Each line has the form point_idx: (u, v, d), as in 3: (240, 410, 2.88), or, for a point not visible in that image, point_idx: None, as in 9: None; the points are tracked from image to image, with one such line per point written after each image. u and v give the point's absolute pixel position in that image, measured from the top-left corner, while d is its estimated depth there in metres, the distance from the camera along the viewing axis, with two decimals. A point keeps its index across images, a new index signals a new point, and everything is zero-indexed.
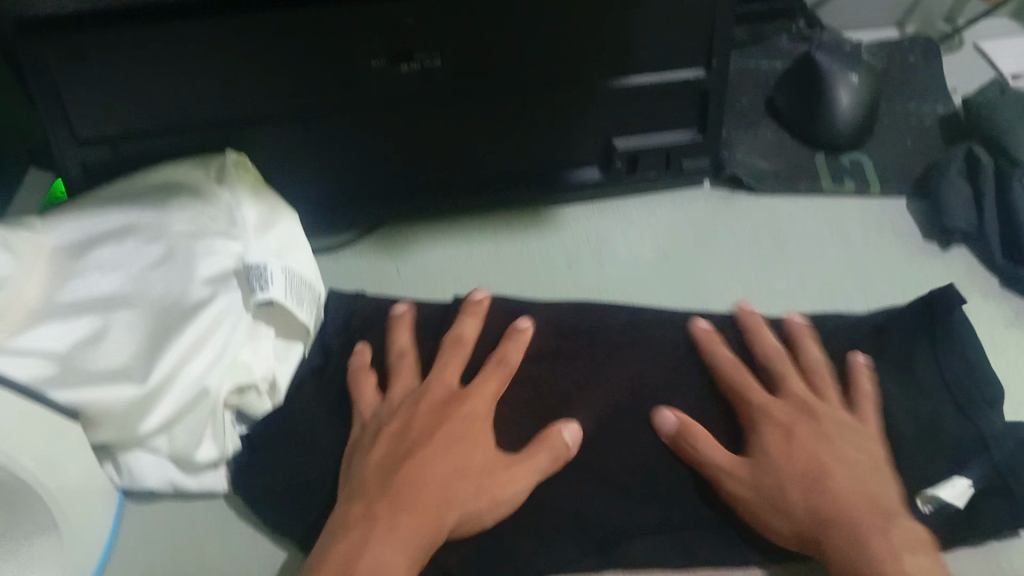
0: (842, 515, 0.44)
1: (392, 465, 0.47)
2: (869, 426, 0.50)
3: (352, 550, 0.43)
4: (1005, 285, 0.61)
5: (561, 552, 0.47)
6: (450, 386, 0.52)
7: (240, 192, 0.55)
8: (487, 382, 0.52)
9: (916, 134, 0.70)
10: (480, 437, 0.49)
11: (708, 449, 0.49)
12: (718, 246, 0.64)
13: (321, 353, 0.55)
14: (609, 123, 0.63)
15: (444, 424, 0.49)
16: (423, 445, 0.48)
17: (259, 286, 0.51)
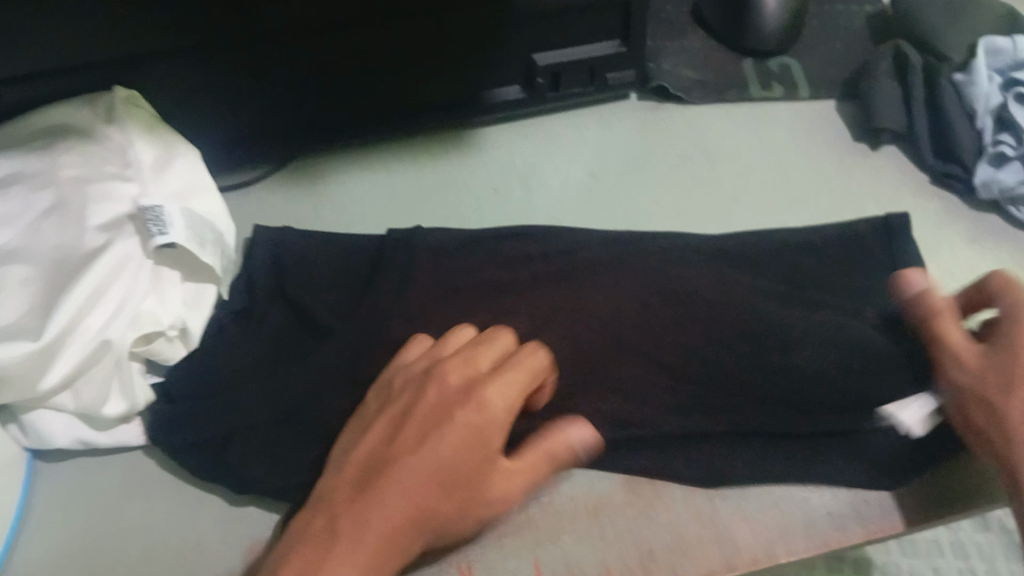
0: None
1: (392, 433, 0.42)
2: None
3: (337, 507, 0.39)
4: (935, 182, 0.61)
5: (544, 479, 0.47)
6: (468, 372, 0.45)
7: (132, 130, 0.51)
8: (509, 377, 0.44)
9: (845, 36, 0.68)
10: (486, 432, 0.42)
11: (954, 346, 0.46)
12: (648, 161, 0.62)
13: (243, 295, 0.53)
14: (527, 38, 0.60)
15: (444, 417, 0.42)
16: (425, 436, 0.42)
17: (156, 229, 0.48)
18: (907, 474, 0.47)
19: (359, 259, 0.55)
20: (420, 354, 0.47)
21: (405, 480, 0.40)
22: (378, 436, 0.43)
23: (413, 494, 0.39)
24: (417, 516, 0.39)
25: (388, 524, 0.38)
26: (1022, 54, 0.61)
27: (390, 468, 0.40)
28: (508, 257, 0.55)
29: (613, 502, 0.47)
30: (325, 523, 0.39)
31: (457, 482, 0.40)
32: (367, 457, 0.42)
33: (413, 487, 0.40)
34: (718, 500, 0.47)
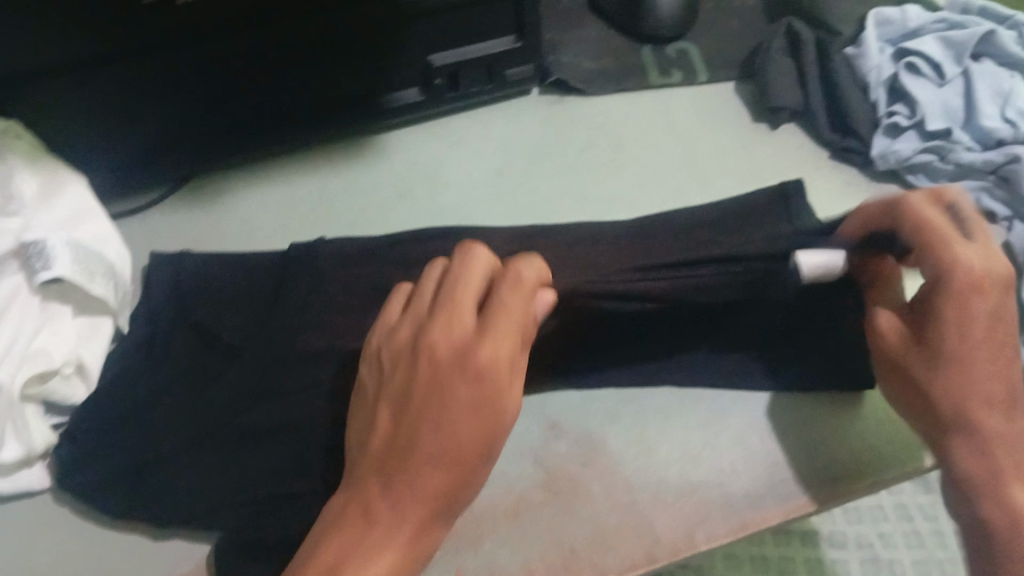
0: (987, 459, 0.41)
1: (399, 411, 0.40)
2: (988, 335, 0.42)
3: (368, 500, 0.39)
4: (834, 156, 0.61)
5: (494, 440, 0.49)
6: (460, 330, 0.40)
7: (13, 159, 0.50)
8: (501, 329, 0.39)
9: (740, 16, 0.69)
10: (484, 401, 0.39)
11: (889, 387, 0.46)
12: (552, 155, 0.62)
13: (144, 323, 0.51)
14: (421, 41, 0.59)
15: (445, 388, 0.39)
16: (427, 414, 0.39)
17: (40, 265, 0.46)
18: (821, 452, 0.49)
19: (262, 277, 0.53)
20: (415, 307, 0.43)
21: (425, 470, 0.38)
22: (385, 418, 0.41)
23: (431, 485, 0.38)
24: (443, 507, 0.39)
25: (412, 525, 0.38)
26: (911, 23, 0.63)
27: (406, 455, 0.39)
28: (415, 263, 0.54)
29: (532, 503, 0.47)
30: (345, 523, 0.38)
31: (468, 462, 0.39)
32: (380, 442, 0.40)
33: (431, 477, 0.38)
34: (636, 491, 0.47)
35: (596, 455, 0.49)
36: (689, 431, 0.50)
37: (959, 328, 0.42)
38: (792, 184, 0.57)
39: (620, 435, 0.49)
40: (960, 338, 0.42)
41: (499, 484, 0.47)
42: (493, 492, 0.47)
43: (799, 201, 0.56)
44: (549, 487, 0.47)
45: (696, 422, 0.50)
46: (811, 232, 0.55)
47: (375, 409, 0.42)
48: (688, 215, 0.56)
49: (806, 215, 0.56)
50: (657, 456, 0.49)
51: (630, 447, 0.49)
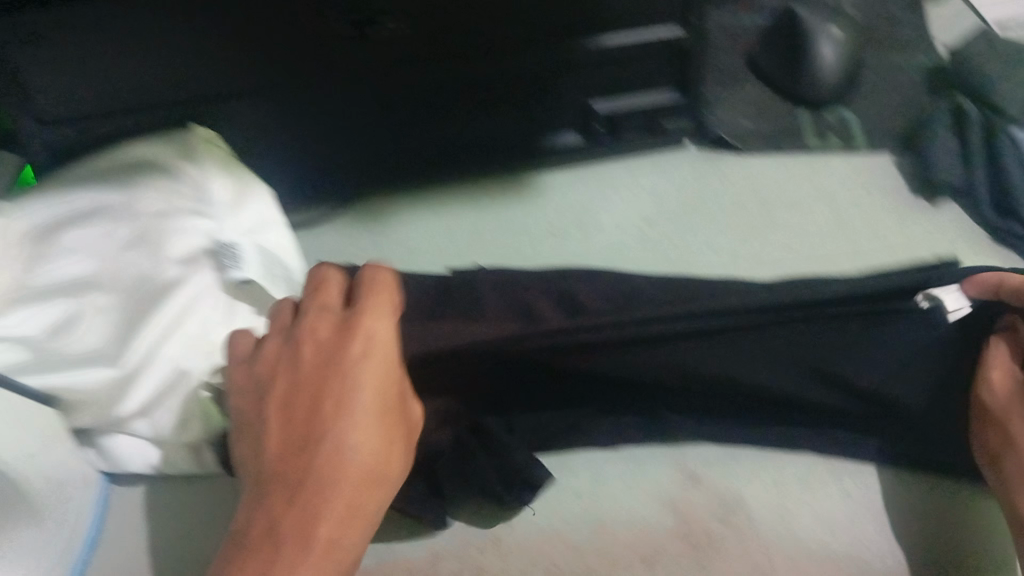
0: None
1: (299, 408, 0.41)
2: None
3: (274, 518, 0.38)
4: (993, 238, 0.61)
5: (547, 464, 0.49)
6: (329, 317, 0.44)
7: (209, 168, 0.54)
8: (381, 317, 0.43)
9: (902, 85, 0.69)
10: (387, 382, 0.42)
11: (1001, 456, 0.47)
12: (704, 209, 0.63)
13: None
14: (590, 87, 0.60)
15: (344, 380, 0.41)
16: (342, 411, 0.41)
17: (231, 264, 0.51)
18: (948, 540, 0.50)
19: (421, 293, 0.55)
20: (276, 320, 0.46)
21: (347, 459, 0.40)
22: (262, 423, 0.42)
23: (355, 472, 0.40)
24: (362, 489, 0.40)
25: (337, 512, 0.39)
26: None
27: (322, 446, 0.40)
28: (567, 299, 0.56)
29: (669, 552, 0.49)
30: (267, 524, 0.38)
31: (387, 440, 0.42)
32: (282, 443, 0.41)
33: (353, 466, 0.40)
34: (762, 545, 0.49)
35: (732, 513, 0.50)
36: (826, 501, 0.51)
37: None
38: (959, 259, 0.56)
39: (757, 495, 0.51)
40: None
41: (633, 526, 0.50)
42: (628, 532, 0.50)
43: None
44: (685, 537, 0.49)
45: (834, 493, 0.51)
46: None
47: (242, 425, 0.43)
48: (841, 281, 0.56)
49: None
50: (792, 521, 0.50)
51: (767, 509, 0.51)
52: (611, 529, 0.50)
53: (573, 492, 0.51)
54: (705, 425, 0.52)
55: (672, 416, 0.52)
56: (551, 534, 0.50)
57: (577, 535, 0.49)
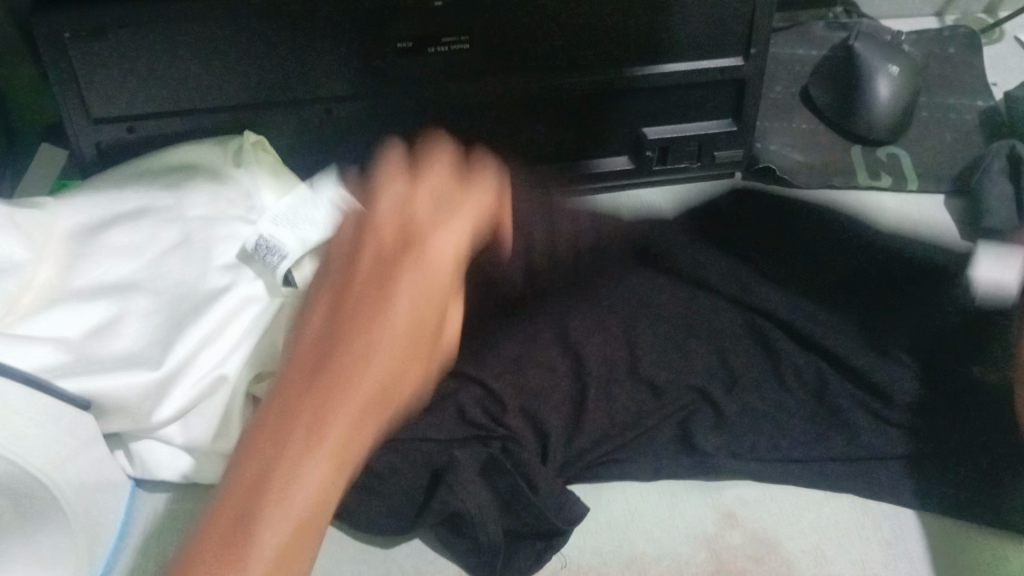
0: None
1: (339, 290, 0.37)
2: None
3: (323, 382, 0.34)
4: None
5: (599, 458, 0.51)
6: (404, 216, 0.39)
7: (259, 174, 0.54)
8: (457, 230, 0.40)
9: (957, 128, 0.68)
10: (455, 273, 0.39)
11: None
12: (750, 242, 0.62)
13: None
14: (641, 111, 0.61)
15: (395, 273, 0.37)
16: (408, 257, 0.38)
17: (274, 258, 0.51)
18: None
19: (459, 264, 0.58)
20: (378, 210, 0.40)
21: (381, 346, 0.35)
22: (344, 244, 0.39)
23: (386, 363, 0.35)
24: (385, 398, 0.35)
25: (356, 423, 0.33)
26: None
27: (365, 324, 0.35)
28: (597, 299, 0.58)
29: None
30: (292, 400, 0.33)
31: (419, 354, 0.36)
32: (326, 322, 0.36)
33: (405, 341, 0.36)
34: None
35: (772, 553, 0.48)
36: (871, 548, 0.48)
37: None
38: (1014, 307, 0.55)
39: (798, 537, 0.48)
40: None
41: (669, 560, 0.47)
42: (662, 567, 0.47)
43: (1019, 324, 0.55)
44: (720, 573, 0.47)
45: (875, 540, 0.48)
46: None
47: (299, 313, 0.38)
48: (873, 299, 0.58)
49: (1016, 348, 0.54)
50: (834, 563, 0.47)
51: (809, 548, 0.48)
52: (644, 563, 0.47)
53: (607, 521, 0.49)
54: (749, 462, 0.51)
55: (710, 448, 0.51)
56: (585, 561, 0.47)
57: (609, 567, 0.47)
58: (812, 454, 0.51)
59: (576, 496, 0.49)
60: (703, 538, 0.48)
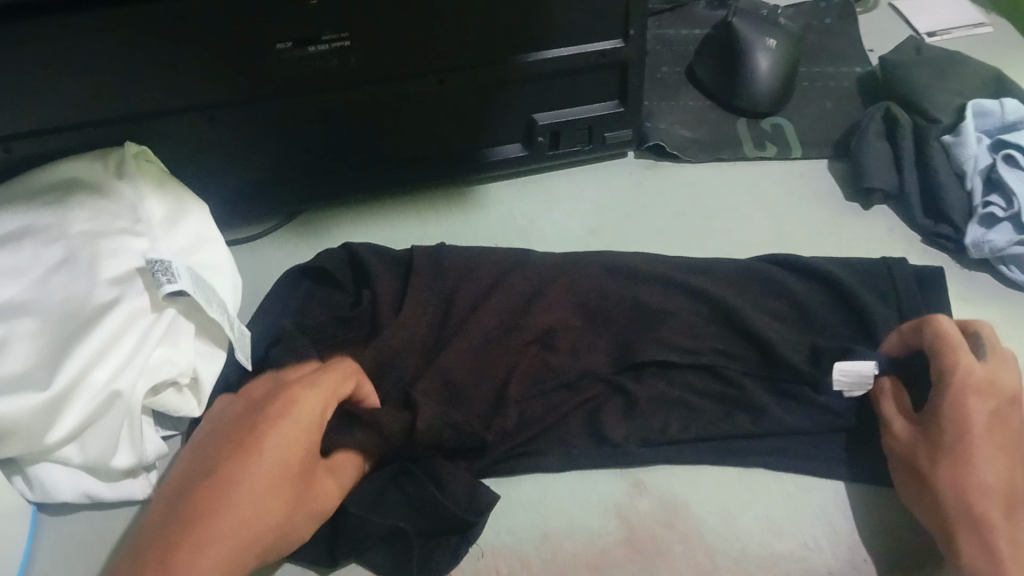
0: (966, 508, 0.44)
1: (208, 462, 0.43)
2: (976, 421, 0.46)
3: (194, 530, 0.39)
4: (927, 242, 0.62)
5: (519, 446, 0.51)
6: (275, 386, 0.47)
7: (143, 187, 0.53)
8: (316, 393, 0.46)
9: (836, 96, 0.71)
10: (306, 426, 0.45)
11: (897, 424, 0.49)
12: (645, 219, 0.64)
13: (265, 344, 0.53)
14: (530, 98, 0.62)
15: (261, 427, 0.44)
16: (278, 421, 0.44)
17: (165, 278, 0.49)
18: (912, 532, 0.48)
19: (393, 281, 0.56)
20: (247, 391, 0.48)
21: (241, 502, 0.41)
22: (229, 420, 0.46)
23: (251, 513, 0.41)
24: (249, 539, 0.41)
25: (226, 553, 0.39)
26: (1009, 117, 0.63)
27: (235, 472, 0.42)
28: (528, 289, 0.57)
29: (614, 559, 0.47)
30: (173, 538, 0.39)
31: (288, 489, 0.43)
32: (208, 469, 0.42)
33: (271, 477, 0.42)
34: (720, 557, 0.47)
35: (679, 516, 0.49)
36: (774, 503, 0.49)
37: (963, 428, 0.46)
38: (896, 259, 0.58)
39: (703, 498, 0.49)
40: (964, 436, 0.46)
41: (582, 536, 0.48)
42: (577, 543, 0.47)
43: (902, 273, 0.57)
44: (632, 543, 0.47)
45: (778, 497, 0.49)
46: (917, 307, 0.56)
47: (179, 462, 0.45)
48: (804, 259, 0.58)
49: (900, 298, 0.56)
50: (741, 522, 0.48)
51: (717, 511, 0.49)
52: (559, 541, 0.47)
53: (519, 504, 0.49)
54: (660, 448, 0.51)
55: (619, 438, 0.51)
56: (502, 547, 0.47)
57: (525, 547, 0.47)
58: (720, 432, 0.51)
59: (487, 487, 0.49)
60: (614, 509, 0.49)
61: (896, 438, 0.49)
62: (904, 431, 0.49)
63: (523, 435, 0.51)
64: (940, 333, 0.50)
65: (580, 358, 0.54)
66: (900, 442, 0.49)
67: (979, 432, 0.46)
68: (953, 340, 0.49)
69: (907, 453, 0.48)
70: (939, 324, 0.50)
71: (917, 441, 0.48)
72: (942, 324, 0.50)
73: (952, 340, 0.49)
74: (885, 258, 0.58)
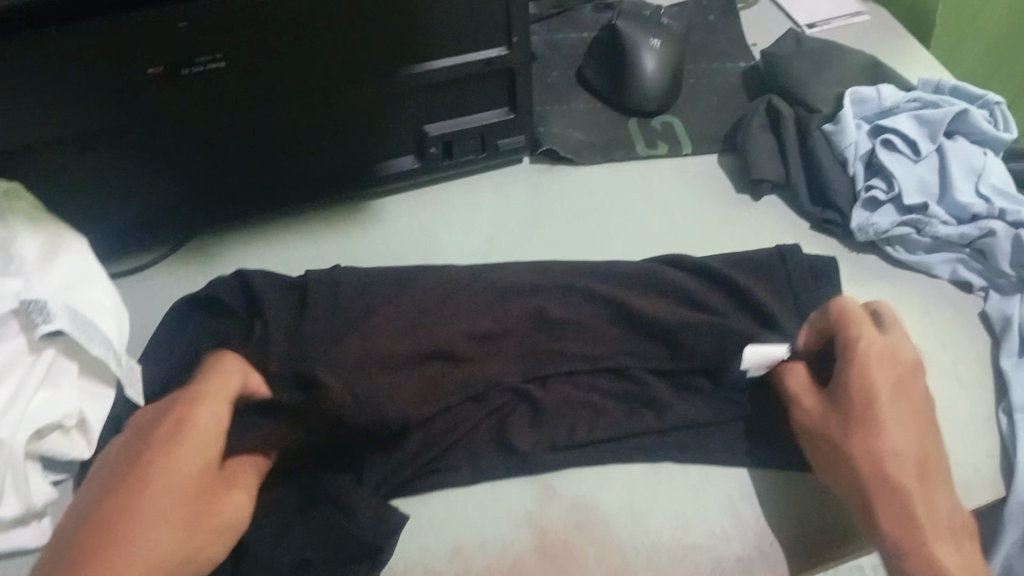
0: (881, 476, 0.46)
1: (109, 487, 0.42)
2: (883, 391, 0.49)
3: None
4: (816, 229, 0.64)
5: (426, 467, 0.50)
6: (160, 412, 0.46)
7: (15, 223, 0.50)
8: (204, 413, 0.45)
9: (723, 91, 0.72)
10: (203, 452, 0.44)
11: (805, 404, 0.51)
12: (543, 224, 0.64)
13: (153, 383, 0.52)
14: (419, 109, 0.61)
15: (145, 462, 0.43)
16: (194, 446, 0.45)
17: (40, 319, 0.46)
18: (813, 516, 0.49)
19: (283, 312, 0.54)
20: (138, 428, 0.46)
21: (129, 547, 0.40)
22: (103, 469, 0.44)
23: (139, 561, 0.39)
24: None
25: None
26: (886, 102, 0.66)
27: (119, 517, 0.40)
28: (423, 302, 0.56)
29: (526, 568, 0.47)
30: None
31: (179, 520, 0.42)
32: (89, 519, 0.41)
33: (162, 511, 0.41)
34: (630, 555, 0.47)
35: (589, 519, 0.49)
36: (682, 497, 0.50)
37: (870, 397, 0.49)
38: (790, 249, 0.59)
39: (612, 497, 0.50)
40: (871, 407, 0.48)
41: (493, 546, 0.48)
42: (488, 554, 0.47)
43: (795, 259, 0.59)
44: (542, 550, 0.47)
45: (686, 490, 0.50)
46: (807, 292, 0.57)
47: (74, 504, 0.44)
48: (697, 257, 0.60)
49: (792, 290, 0.58)
50: (649, 518, 0.49)
51: (623, 509, 0.49)
52: (470, 553, 0.47)
53: (429, 519, 0.49)
54: (567, 451, 0.51)
55: (527, 446, 0.51)
56: (413, 565, 0.47)
57: (436, 563, 0.47)
58: (625, 432, 0.52)
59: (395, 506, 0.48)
60: (526, 516, 0.49)
61: (803, 415, 0.50)
62: (812, 408, 0.50)
63: (427, 454, 0.50)
64: (845, 309, 0.52)
65: (487, 367, 0.54)
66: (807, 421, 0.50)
67: (886, 402, 0.48)
68: (853, 318, 0.52)
69: (817, 429, 0.49)
70: (844, 303, 0.53)
71: (826, 416, 0.49)
72: (844, 304, 0.53)
73: (855, 319, 0.52)
74: (778, 247, 0.60)
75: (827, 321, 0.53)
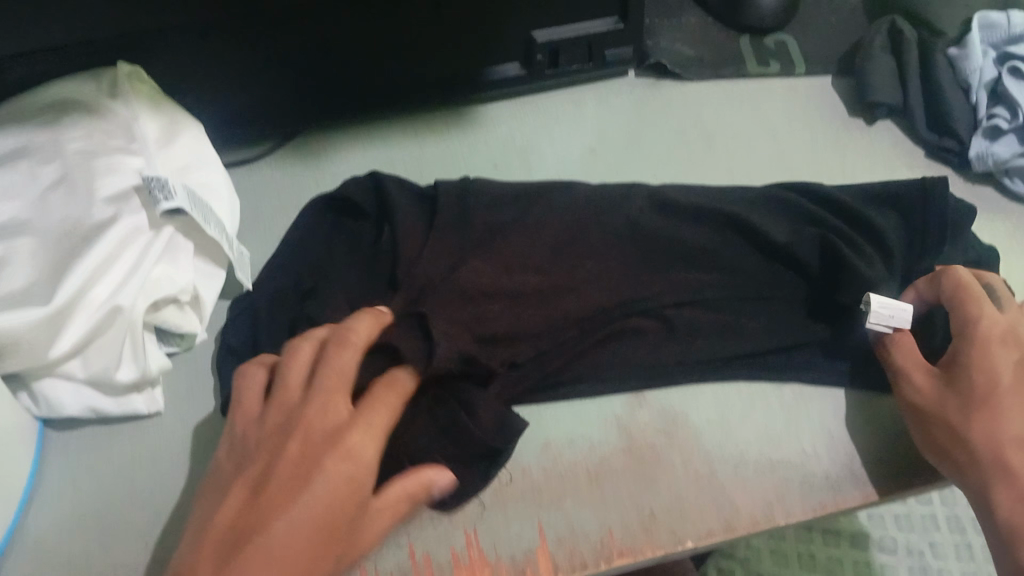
0: (1000, 461, 0.44)
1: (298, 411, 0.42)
2: (1005, 379, 0.46)
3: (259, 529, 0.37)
4: (932, 157, 0.61)
5: (534, 379, 0.50)
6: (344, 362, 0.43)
7: (138, 106, 0.52)
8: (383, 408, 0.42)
9: (842, 9, 0.69)
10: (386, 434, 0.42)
11: (919, 377, 0.48)
12: (648, 137, 0.63)
13: (276, 272, 0.53)
14: (528, 14, 0.60)
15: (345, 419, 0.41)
16: (339, 395, 0.42)
17: (162, 196, 0.48)
18: (906, 445, 0.48)
19: (414, 214, 0.55)
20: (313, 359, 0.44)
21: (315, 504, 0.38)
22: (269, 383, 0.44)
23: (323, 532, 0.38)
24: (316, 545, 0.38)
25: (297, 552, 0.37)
26: (1016, 28, 0.62)
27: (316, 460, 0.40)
28: (541, 213, 0.56)
29: (614, 469, 0.47)
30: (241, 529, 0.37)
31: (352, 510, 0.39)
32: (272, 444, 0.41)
33: (348, 498, 0.39)
34: (720, 465, 0.47)
35: (679, 427, 0.49)
36: (773, 414, 0.49)
37: (994, 381, 0.46)
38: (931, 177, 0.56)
39: (701, 409, 0.50)
40: (995, 390, 0.45)
41: (583, 447, 0.48)
42: (577, 454, 0.48)
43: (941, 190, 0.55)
44: (632, 453, 0.48)
45: (779, 408, 0.50)
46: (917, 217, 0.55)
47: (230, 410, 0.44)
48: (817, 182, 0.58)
49: (912, 218, 0.56)
50: (739, 432, 0.49)
51: (713, 421, 0.49)
52: (559, 451, 0.48)
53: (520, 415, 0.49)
54: (662, 359, 0.51)
55: (621, 352, 0.51)
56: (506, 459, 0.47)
57: (527, 456, 0.47)
58: (724, 353, 0.51)
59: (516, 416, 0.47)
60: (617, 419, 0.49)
61: (912, 389, 0.47)
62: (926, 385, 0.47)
63: (551, 367, 0.50)
64: (959, 280, 0.49)
65: (594, 274, 0.54)
66: (922, 394, 0.47)
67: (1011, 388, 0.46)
68: (973, 291, 0.49)
69: (930, 405, 0.46)
70: (957, 274, 0.50)
71: (942, 391, 0.47)
72: (959, 274, 0.50)
73: (975, 292, 0.49)
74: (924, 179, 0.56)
75: (942, 292, 0.50)
